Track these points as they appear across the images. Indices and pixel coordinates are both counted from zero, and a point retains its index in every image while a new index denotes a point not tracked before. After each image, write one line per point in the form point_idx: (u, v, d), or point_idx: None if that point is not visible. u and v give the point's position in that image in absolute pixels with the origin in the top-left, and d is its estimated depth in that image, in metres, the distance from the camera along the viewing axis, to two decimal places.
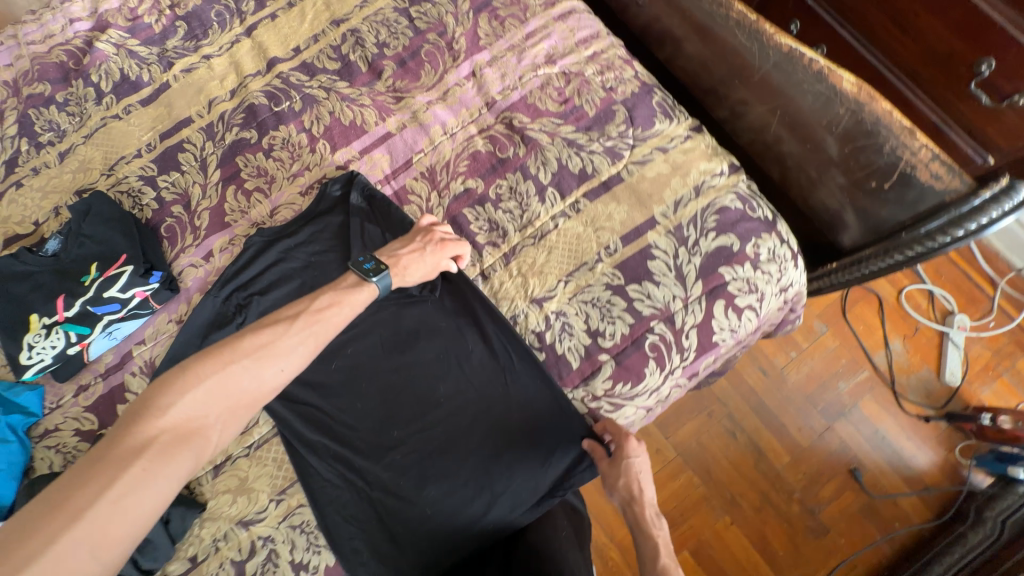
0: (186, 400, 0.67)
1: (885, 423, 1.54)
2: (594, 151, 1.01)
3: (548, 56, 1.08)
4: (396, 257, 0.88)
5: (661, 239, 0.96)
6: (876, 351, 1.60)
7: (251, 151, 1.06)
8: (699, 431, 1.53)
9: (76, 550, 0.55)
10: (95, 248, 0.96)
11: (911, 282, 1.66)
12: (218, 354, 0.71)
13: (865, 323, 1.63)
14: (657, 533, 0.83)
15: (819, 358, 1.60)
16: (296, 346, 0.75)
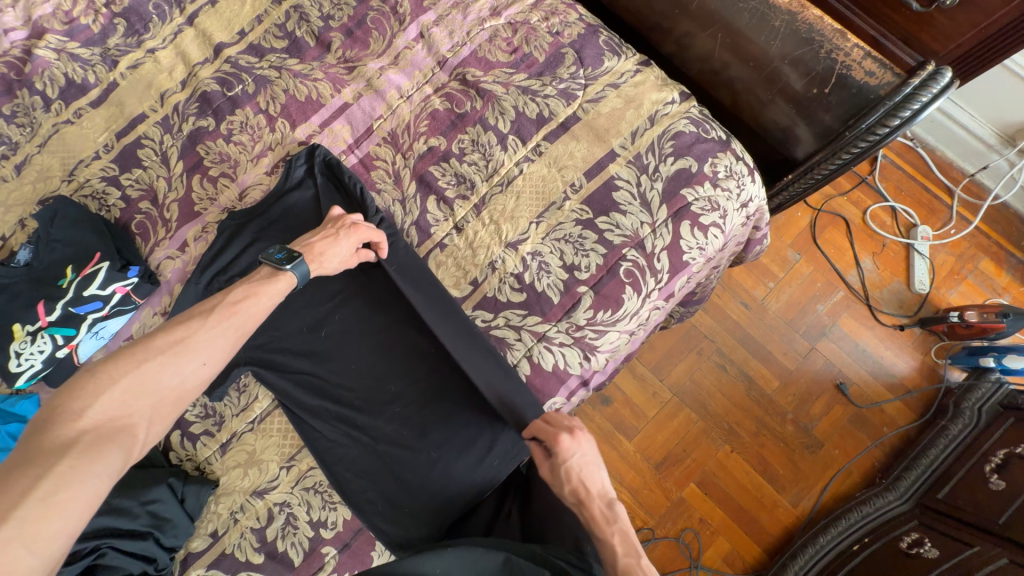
0: (99, 399, 0.61)
1: (864, 337, 1.62)
2: (548, 94, 1.03)
3: (493, 9, 1.09)
4: (309, 246, 0.86)
5: (623, 170, 1.00)
6: (847, 270, 1.67)
7: (210, 138, 1.06)
8: (691, 370, 1.59)
9: (5, 554, 0.49)
10: (68, 251, 0.97)
11: (874, 201, 1.72)
12: (130, 353, 0.65)
13: (834, 246, 1.69)
14: (611, 530, 0.77)
15: (796, 285, 1.66)
16: (216, 338, 0.72)
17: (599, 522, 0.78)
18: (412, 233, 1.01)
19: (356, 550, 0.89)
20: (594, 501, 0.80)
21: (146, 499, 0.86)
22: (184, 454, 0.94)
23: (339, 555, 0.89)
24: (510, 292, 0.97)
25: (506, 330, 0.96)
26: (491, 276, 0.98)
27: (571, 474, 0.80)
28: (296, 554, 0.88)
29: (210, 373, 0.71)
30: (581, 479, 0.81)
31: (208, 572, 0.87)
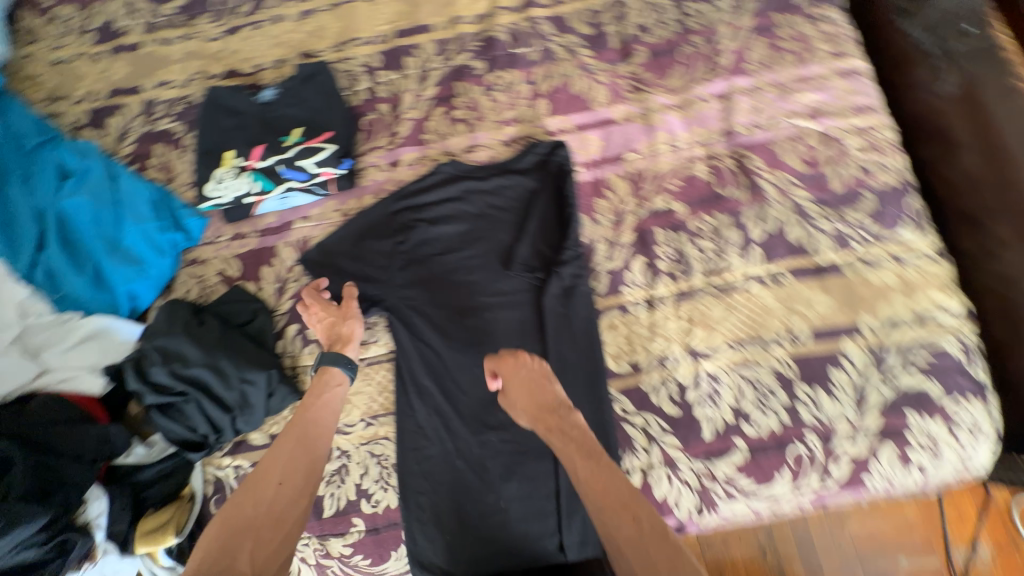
0: (234, 509, 0.70)
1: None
2: (822, 227, 0.89)
3: (812, 109, 0.96)
4: (333, 336, 0.87)
5: (856, 352, 0.84)
6: (955, 540, 0.99)
7: (473, 81, 1.03)
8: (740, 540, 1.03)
9: None
10: (305, 114, 0.98)
11: None
12: (229, 505, 0.71)
13: (952, 504, 1.02)
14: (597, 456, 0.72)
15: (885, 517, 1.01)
16: (292, 450, 0.76)
17: (553, 434, 0.75)
18: (603, 281, 0.91)
19: (381, 540, 0.84)
20: (546, 415, 0.77)
21: (244, 377, 0.83)
22: (288, 349, 0.91)
23: (363, 535, 0.84)
24: (667, 399, 0.85)
25: (638, 433, 0.84)
26: (654, 371, 0.86)
27: (518, 386, 0.80)
28: (329, 507, 0.84)
29: (294, 487, 0.73)
30: (534, 395, 0.79)
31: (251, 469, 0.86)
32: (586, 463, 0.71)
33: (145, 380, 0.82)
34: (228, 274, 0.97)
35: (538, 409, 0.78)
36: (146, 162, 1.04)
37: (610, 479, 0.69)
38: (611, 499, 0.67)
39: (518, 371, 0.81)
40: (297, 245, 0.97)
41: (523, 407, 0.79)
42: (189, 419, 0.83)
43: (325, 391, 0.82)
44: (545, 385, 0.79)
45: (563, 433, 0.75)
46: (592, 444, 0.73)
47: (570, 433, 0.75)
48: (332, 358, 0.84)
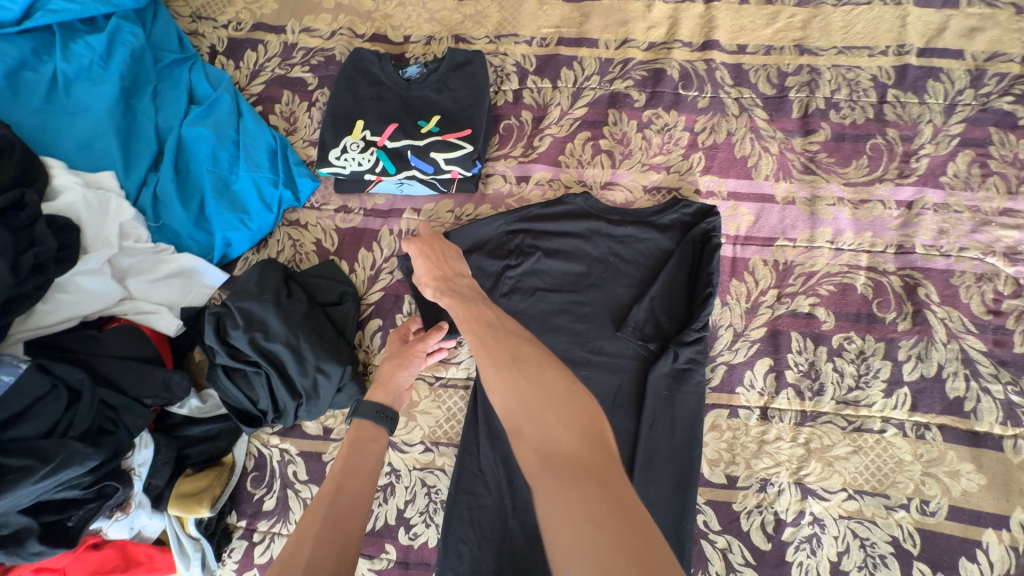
0: None
1: None
2: (990, 390, 0.77)
3: (1013, 249, 0.82)
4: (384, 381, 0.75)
5: (997, 548, 0.71)
6: None
7: (628, 113, 0.94)
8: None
9: None
10: (446, 102, 0.91)
11: None
12: None
13: None
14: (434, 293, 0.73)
15: None
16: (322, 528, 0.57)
17: (443, 294, 0.70)
18: (717, 373, 0.82)
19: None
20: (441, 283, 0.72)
21: (319, 366, 0.77)
22: (364, 344, 0.87)
23: (394, 564, 0.79)
24: (759, 527, 0.75)
25: (716, 554, 0.75)
26: (752, 492, 0.76)
27: (420, 258, 0.75)
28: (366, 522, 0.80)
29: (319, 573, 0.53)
30: (436, 269, 0.74)
31: (296, 458, 0.82)
32: (472, 322, 0.63)
33: (223, 339, 0.77)
34: (324, 246, 0.92)
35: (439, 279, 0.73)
36: (272, 107, 1.00)
37: (499, 333, 0.60)
38: (480, 339, 0.60)
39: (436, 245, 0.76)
40: (401, 237, 0.91)
41: (427, 277, 0.74)
42: (252, 390, 0.78)
43: (355, 450, 0.66)
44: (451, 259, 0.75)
45: (466, 300, 0.67)
46: (478, 311, 0.65)
47: (460, 289, 0.71)
48: (366, 410, 0.70)
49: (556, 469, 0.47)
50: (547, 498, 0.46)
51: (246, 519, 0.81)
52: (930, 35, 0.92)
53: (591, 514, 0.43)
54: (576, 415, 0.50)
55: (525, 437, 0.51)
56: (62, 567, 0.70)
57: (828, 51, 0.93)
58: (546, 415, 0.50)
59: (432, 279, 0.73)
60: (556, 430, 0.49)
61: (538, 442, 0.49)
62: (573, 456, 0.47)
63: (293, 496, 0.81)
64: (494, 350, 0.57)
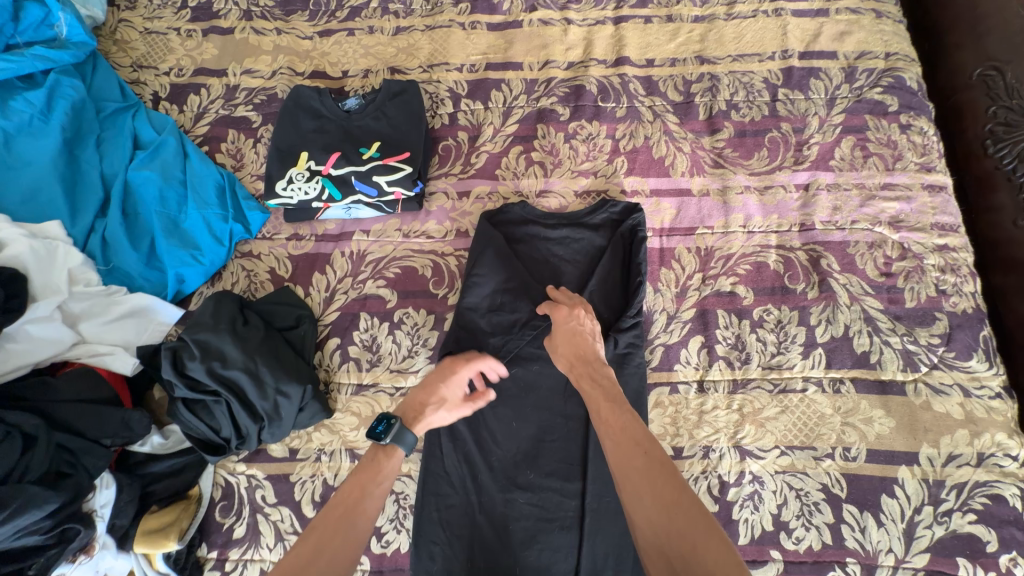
0: None
1: None
2: (890, 342, 0.87)
3: (895, 218, 0.94)
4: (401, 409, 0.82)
5: (911, 483, 0.80)
6: None
7: (554, 126, 1.03)
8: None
9: None
10: (385, 129, 0.97)
11: None
12: None
13: None
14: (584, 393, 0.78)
15: None
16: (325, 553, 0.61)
17: (585, 383, 0.75)
18: (656, 354, 0.89)
19: None
20: (579, 364, 0.78)
21: (280, 388, 0.80)
22: (324, 363, 0.90)
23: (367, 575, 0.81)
24: (706, 491, 0.82)
25: None
26: (697, 460, 0.83)
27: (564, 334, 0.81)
28: None
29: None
30: (575, 344, 0.80)
31: (264, 482, 0.84)
32: (618, 437, 0.67)
33: (181, 372, 0.79)
34: (278, 274, 0.95)
35: (577, 356, 0.79)
36: (218, 146, 1.04)
37: (662, 468, 0.61)
38: (622, 454, 0.65)
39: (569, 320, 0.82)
40: (353, 258, 0.96)
41: (566, 354, 0.80)
42: (214, 419, 0.80)
43: (371, 479, 0.70)
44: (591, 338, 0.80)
45: (609, 403, 0.71)
46: (623, 419, 0.68)
47: (602, 382, 0.74)
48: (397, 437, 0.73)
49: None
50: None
51: (216, 549, 0.81)
52: (808, 40, 1.06)
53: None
54: None
55: None
56: None
57: (724, 59, 1.05)
58: None
59: (574, 360, 0.79)
60: None
61: None
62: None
63: (263, 520, 0.82)
64: (642, 481, 0.61)
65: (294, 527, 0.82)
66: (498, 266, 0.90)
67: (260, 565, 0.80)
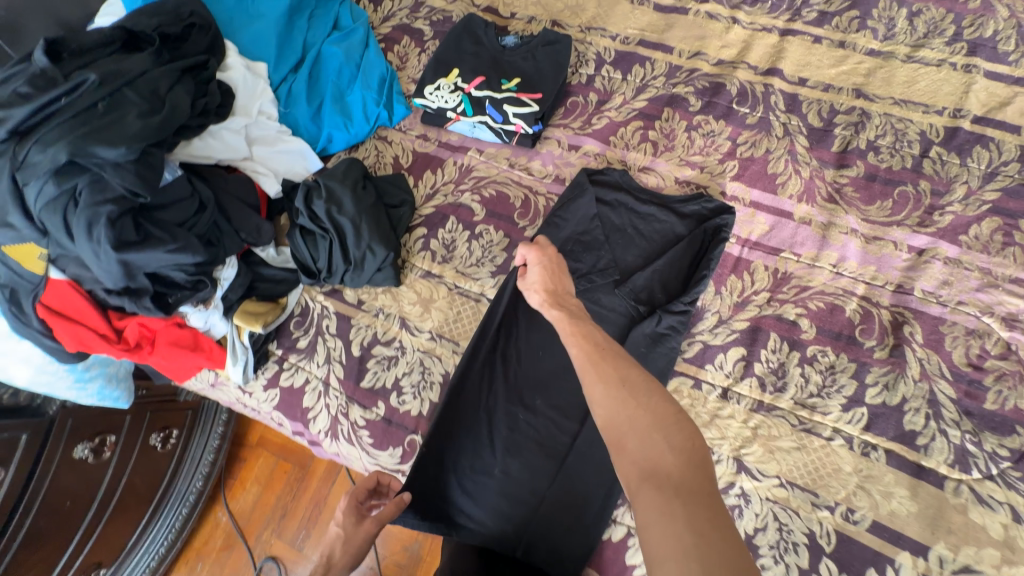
0: None
1: None
2: (947, 433, 0.81)
3: (1013, 315, 0.85)
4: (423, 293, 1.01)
5: (908, 571, 0.75)
6: None
7: (680, 114, 1.06)
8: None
9: None
10: (529, 70, 1.08)
11: None
12: None
13: None
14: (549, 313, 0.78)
15: None
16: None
17: (552, 305, 0.77)
18: (693, 348, 0.91)
19: (388, 431, 0.94)
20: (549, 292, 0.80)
21: (371, 245, 0.97)
22: (408, 245, 1.05)
23: (378, 419, 0.95)
24: None
25: None
26: None
27: (539, 265, 0.82)
28: (368, 380, 0.97)
29: None
30: (549, 278, 0.81)
31: (332, 314, 1.02)
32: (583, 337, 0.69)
33: (308, 205, 0.98)
34: (400, 162, 1.12)
35: (552, 285, 0.80)
36: (392, 46, 1.22)
37: (611, 354, 0.65)
38: (584, 351, 0.67)
39: (555, 255, 0.84)
40: (462, 169, 1.09)
41: (540, 287, 0.80)
42: (316, 250, 0.99)
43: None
44: (563, 274, 0.83)
45: (575, 318, 0.74)
46: (583, 326, 0.71)
47: (567, 304, 0.78)
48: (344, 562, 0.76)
49: (658, 482, 0.52)
50: (647, 509, 0.51)
51: (282, 349, 1.01)
52: (991, 105, 0.96)
53: (700, 530, 0.48)
54: (680, 439, 0.56)
55: (627, 444, 0.57)
56: (156, 329, 0.91)
57: (884, 99, 1.00)
58: (654, 438, 0.56)
59: (544, 290, 0.80)
60: (662, 450, 0.55)
61: (641, 456, 0.55)
62: (675, 478, 0.52)
63: (322, 343, 1.00)
64: (603, 368, 0.63)
65: (340, 358, 0.99)
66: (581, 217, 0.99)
67: (307, 374, 0.99)
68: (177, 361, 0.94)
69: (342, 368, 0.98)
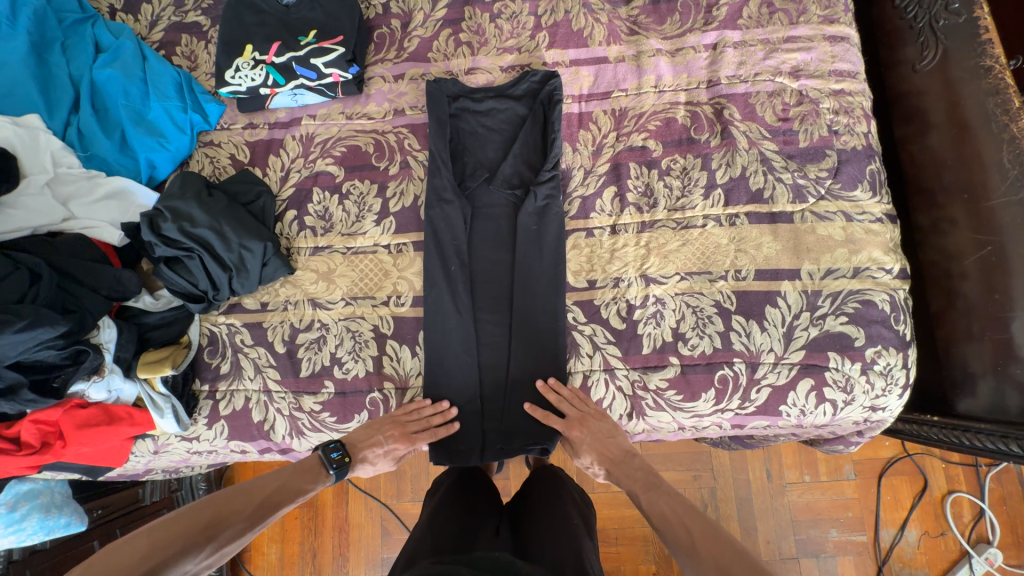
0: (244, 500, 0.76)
1: (812, 532, 1.34)
2: (782, 179, 0.96)
3: (795, 68, 1.01)
4: (322, 269, 1.01)
5: (792, 294, 0.93)
6: (886, 523, 1.34)
7: (480, 8, 1.09)
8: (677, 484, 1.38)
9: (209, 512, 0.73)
10: (321, 18, 1.05)
11: (966, 489, 1.34)
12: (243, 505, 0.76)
13: (890, 494, 1.36)
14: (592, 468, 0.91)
15: (827, 496, 1.36)
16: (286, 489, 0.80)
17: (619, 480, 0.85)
18: (574, 205, 1.00)
19: (347, 402, 0.96)
20: (609, 463, 0.87)
21: (242, 243, 0.94)
22: (286, 232, 1.03)
23: (333, 396, 0.96)
24: (614, 313, 0.95)
25: (586, 340, 0.95)
26: (609, 289, 0.96)
27: (585, 441, 0.88)
28: (306, 368, 0.97)
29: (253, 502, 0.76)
30: (600, 445, 0.88)
31: (241, 328, 0.99)
32: (664, 505, 0.78)
33: (158, 233, 0.92)
34: (238, 158, 1.07)
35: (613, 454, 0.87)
36: (173, 50, 1.13)
37: (711, 535, 0.70)
38: (669, 515, 0.76)
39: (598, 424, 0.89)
40: (303, 140, 1.07)
41: (595, 454, 0.88)
42: (191, 275, 0.94)
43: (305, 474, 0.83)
44: (614, 437, 0.88)
45: (649, 490, 0.81)
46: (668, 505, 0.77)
47: (632, 476, 0.84)
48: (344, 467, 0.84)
49: None
50: None
51: (208, 383, 0.98)
52: None
53: None
54: None
55: None
56: (56, 420, 0.85)
57: None
58: None
59: (603, 461, 0.87)
60: None
61: None
62: None
63: (244, 358, 0.98)
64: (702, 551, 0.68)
65: (269, 362, 0.97)
66: (434, 135, 1.01)
67: (245, 392, 0.97)
68: (100, 442, 0.88)
69: (275, 370, 0.97)
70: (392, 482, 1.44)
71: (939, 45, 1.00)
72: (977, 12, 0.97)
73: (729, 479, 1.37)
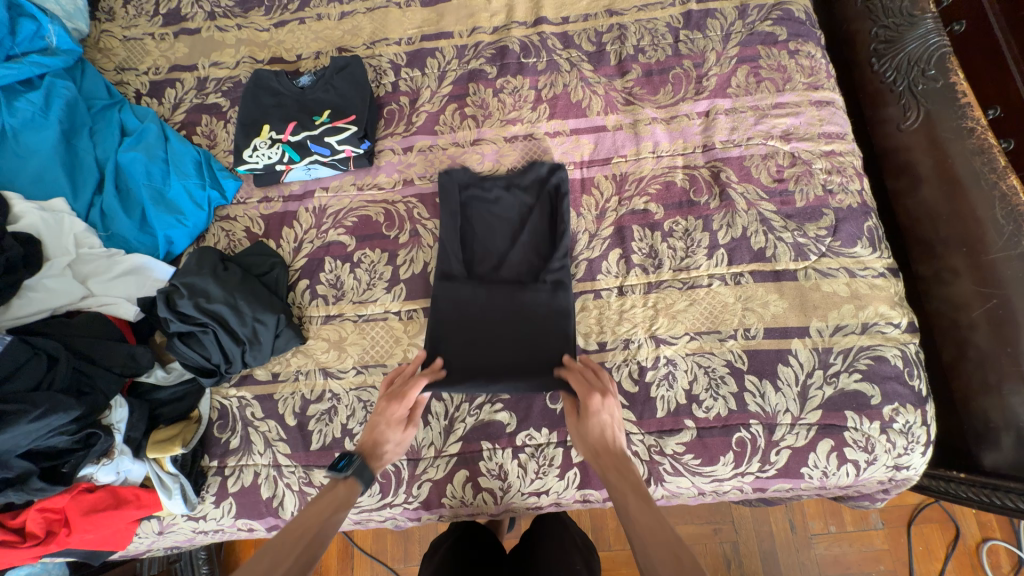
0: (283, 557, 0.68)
1: None
2: (782, 238, 0.99)
3: (786, 131, 1.06)
4: (334, 337, 1.02)
5: (803, 351, 0.93)
6: None
7: (484, 84, 1.16)
8: (696, 538, 1.32)
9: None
10: (335, 99, 1.12)
11: (1002, 537, 1.28)
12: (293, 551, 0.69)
13: (922, 543, 1.29)
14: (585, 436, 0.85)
15: (857, 548, 1.30)
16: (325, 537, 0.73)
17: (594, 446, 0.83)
18: (581, 267, 1.02)
19: None
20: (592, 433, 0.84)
21: (256, 317, 0.96)
22: (298, 301, 1.05)
23: None
24: (626, 376, 0.95)
25: None
26: (619, 351, 0.96)
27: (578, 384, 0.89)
28: (317, 441, 0.95)
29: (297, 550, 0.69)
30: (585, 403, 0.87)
31: (252, 401, 0.99)
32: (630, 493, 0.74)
33: (173, 309, 0.94)
34: (253, 231, 1.10)
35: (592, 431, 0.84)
36: (194, 130, 1.19)
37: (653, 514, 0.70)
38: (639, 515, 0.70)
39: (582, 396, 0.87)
40: (316, 211, 1.10)
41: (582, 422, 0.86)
42: (204, 348, 0.95)
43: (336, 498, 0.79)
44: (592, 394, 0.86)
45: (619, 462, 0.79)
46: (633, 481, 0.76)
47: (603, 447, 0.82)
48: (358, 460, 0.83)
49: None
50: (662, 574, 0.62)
51: (217, 458, 0.96)
52: None
53: None
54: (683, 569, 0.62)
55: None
56: (62, 507, 0.84)
57: (630, 10, 1.18)
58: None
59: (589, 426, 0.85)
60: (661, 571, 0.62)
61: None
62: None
63: (254, 432, 0.97)
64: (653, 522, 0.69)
65: (280, 435, 0.96)
66: (445, 227, 1.04)
67: (254, 467, 0.96)
68: (105, 529, 0.86)
69: (285, 444, 0.96)
70: (401, 544, 1.39)
71: (920, 107, 1.05)
72: (953, 77, 1.03)
73: (752, 533, 1.32)
